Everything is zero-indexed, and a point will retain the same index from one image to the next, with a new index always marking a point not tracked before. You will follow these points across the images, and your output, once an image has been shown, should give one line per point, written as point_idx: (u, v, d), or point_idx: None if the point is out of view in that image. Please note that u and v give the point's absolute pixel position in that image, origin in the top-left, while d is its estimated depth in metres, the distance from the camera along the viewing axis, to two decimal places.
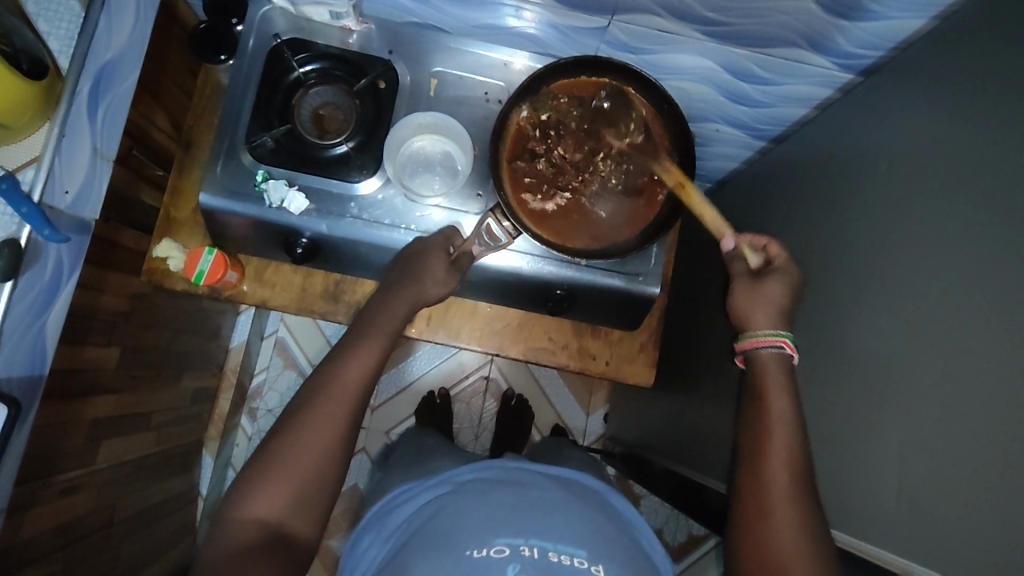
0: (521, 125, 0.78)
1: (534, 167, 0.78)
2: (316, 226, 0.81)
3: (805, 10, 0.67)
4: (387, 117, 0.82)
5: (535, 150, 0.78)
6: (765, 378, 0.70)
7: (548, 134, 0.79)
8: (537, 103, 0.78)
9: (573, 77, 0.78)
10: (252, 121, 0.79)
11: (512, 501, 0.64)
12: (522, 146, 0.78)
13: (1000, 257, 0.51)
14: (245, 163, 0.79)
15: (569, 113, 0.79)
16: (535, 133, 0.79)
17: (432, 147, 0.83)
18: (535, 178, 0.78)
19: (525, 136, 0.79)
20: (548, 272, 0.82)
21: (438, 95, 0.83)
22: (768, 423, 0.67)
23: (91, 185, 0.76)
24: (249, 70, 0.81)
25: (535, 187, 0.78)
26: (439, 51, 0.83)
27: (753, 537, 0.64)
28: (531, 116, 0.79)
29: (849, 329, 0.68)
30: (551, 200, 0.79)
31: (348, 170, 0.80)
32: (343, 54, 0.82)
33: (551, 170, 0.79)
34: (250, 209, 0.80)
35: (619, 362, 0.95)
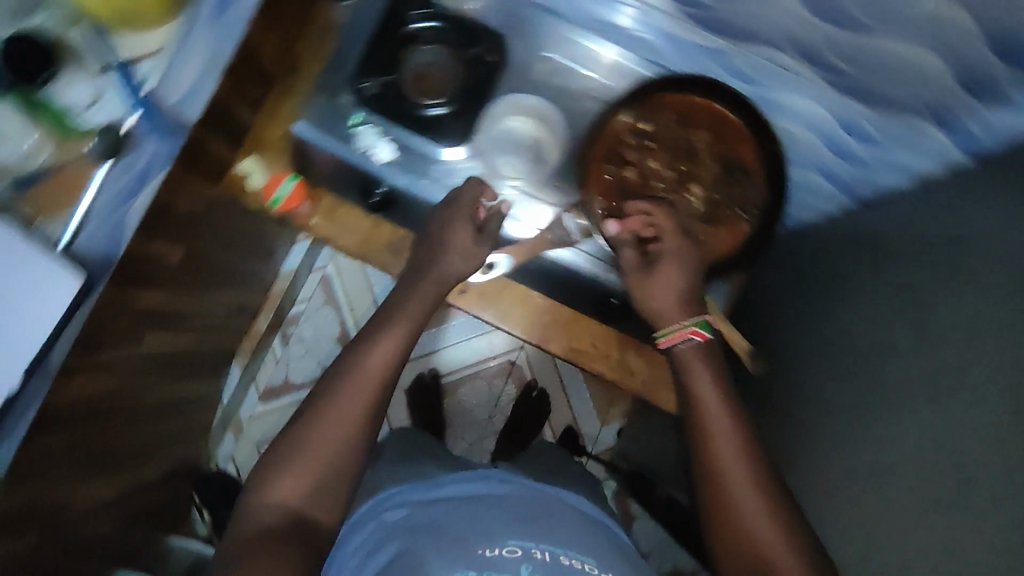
0: (618, 129, 0.78)
1: (623, 172, 0.78)
2: (396, 178, 0.83)
3: (938, 74, 0.67)
4: (488, 91, 0.83)
5: (626, 158, 0.78)
6: (693, 370, 0.70)
7: (645, 144, 0.78)
8: (639, 111, 0.77)
9: (679, 94, 0.78)
10: (359, 64, 0.81)
11: (513, 512, 0.71)
12: (615, 151, 0.78)
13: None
14: (344, 103, 0.82)
15: (669, 128, 0.79)
16: (630, 141, 0.78)
17: (523, 131, 0.86)
18: (621, 185, 0.77)
19: (620, 141, 0.78)
20: (608, 280, 0.81)
21: (541, 79, 0.86)
22: (718, 429, 0.68)
23: (204, 83, 0.77)
24: (368, 15, 0.82)
25: (618, 194, 0.77)
26: (551, 40, 0.87)
27: (733, 544, 0.65)
28: (630, 122, 0.78)
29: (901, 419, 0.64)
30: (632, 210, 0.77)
31: (439, 133, 0.82)
32: (462, 20, 0.83)
33: (637, 181, 0.78)
34: (338, 147, 0.81)
35: (656, 386, 0.93)
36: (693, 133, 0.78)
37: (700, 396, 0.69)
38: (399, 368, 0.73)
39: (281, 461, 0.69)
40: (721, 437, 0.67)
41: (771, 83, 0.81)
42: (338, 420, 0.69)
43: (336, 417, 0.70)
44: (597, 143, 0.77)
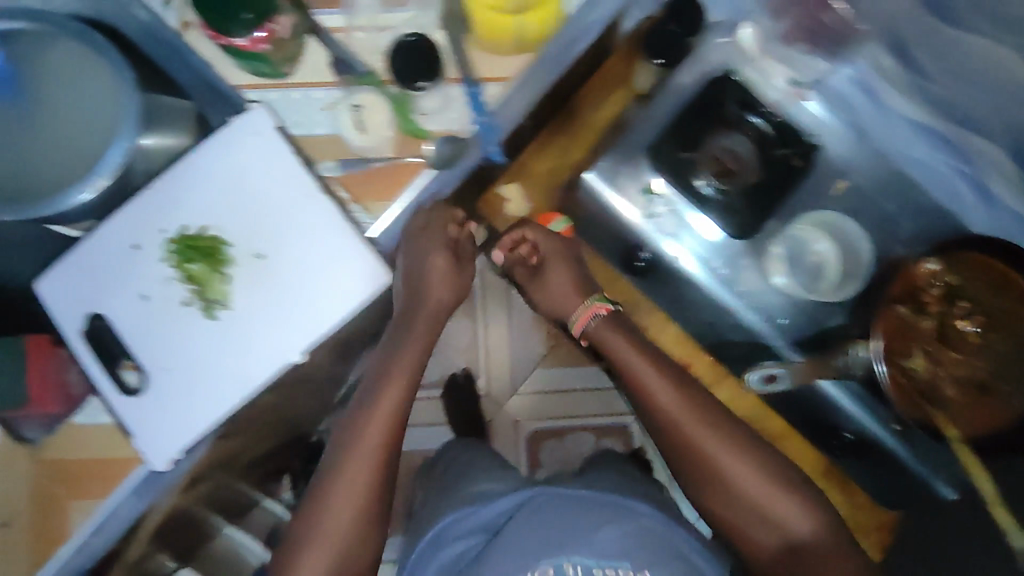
0: (919, 275, 0.77)
1: (920, 320, 0.76)
2: (666, 249, 0.84)
3: None
4: (785, 192, 0.80)
5: (924, 305, 0.76)
6: (604, 338, 0.72)
7: (952, 301, 0.75)
8: (950, 264, 0.75)
9: (992, 256, 0.72)
10: (665, 133, 0.81)
11: (553, 522, 0.68)
12: (911, 294, 0.76)
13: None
14: (641, 165, 0.84)
15: (991, 297, 0.73)
16: (932, 290, 0.76)
17: (818, 244, 0.81)
18: (908, 327, 0.76)
19: (919, 287, 0.77)
20: (847, 413, 0.85)
21: (841, 197, 0.82)
22: (693, 420, 0.67)
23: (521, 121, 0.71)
24: (689, 87, 0.81)
25: (902, 334, 0.76)
26: (862, 161, 0.82)
27: (707, 494, 0.67)
28: (934, 271, 0.76)
29: None
30: (913, 355, 0.75)
31: (725, 221, 0.81)
32: (781, 116, 0.80)
33: (932, 333, 0.76)
34: (619, 207, 0.84)
35: (854, 528, 0.88)
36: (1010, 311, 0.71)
37: (607, 346, 0.72)
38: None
39: (338, 439, 0.67)
40: (657, 406, 0.68)
41: None
42: (394, 385, 0.67)
43: (386, 378, 0.68)
44: (894, 281, 0.77)
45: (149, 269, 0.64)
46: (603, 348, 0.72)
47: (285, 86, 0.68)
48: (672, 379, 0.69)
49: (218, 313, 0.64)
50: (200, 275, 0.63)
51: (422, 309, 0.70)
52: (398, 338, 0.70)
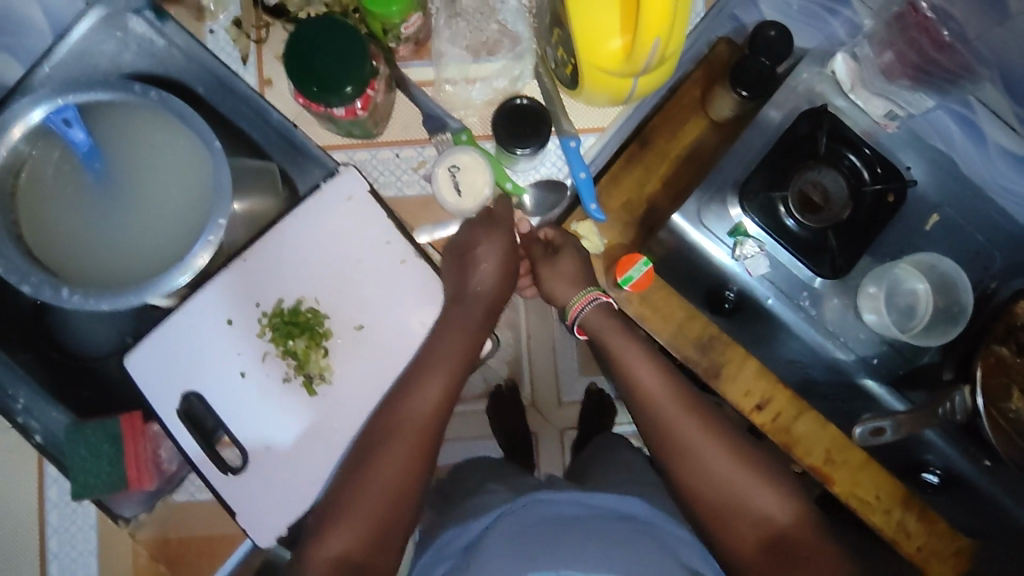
0: (1020, 312, 0.75)
1: (1013, 360, 0.75)
2: (755, 290, 0.81)
3: None
4: (877, 230, 0.77)
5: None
6: (605, 336, 0.70)
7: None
8: None
9: None
10: (755, 168, 0.78)
11: (553, 538, 0.61)
12: (1012, 333, 0.75)
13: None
14: (725, 201, 0.79)
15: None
16: None
17: (905, 281, 0.80)
18: (1009, 368, 0.74)
19: (1017, 324, 0.75)
20: (942, 449, 0.80)
21: (933, 232, 0.79)
22: (669, 401, 0.67)
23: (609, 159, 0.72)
24: (780, 122, 0.79)
25: (1003, 374, 0.74)
26: (956, 196, 0.78)
27: (704, 495, 0.64)
28: None
29: None
30: (1015, 396, 0.74)
31: (818, 262, 0.77)
32: (875, 152, 0.78)
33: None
34: (704, 243, 0.81)
35: (931, 556, 0.88)
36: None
37: (609, 347, 0.70)
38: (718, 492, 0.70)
39: (372, 429, 0.59)
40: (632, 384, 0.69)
41: None
42: (435, 373, 0.60)
43: (428, 363, 0.61)
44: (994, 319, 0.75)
45: (243, 343, 0.63)
46: (598, 340, 0.72)
47: (373, 146, 0.70)
48: (663, 372, 0.69)
49: (317, 389, 0.62)
50: (297, 350, 0.62)
51: (483, 298, 0.64)
52: (438, 330, 0.63)
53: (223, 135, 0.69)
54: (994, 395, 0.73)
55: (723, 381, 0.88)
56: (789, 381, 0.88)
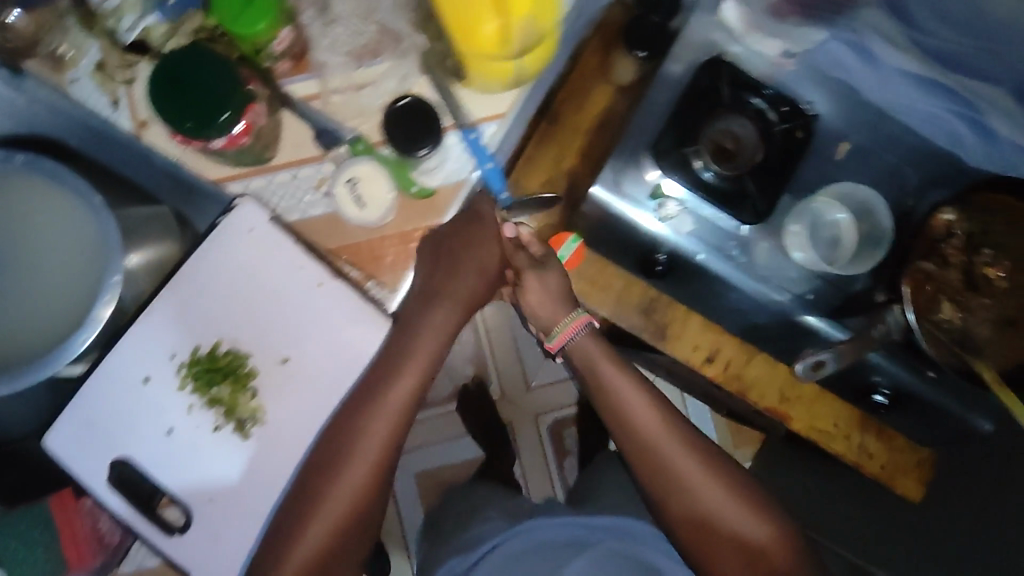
0: (936, 226, 0.77)
1: (935, 271, 0.76)
2: (684, 248, 0.81)
3: None
4: (792, 169, 0.78)
5: (946, 257, 0.76)
6: (593, 362, 0.68)
7: (968, 246, 0.75)
8: (967, 212, 0.75)
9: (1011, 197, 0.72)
10: (662, 128, 0.79)
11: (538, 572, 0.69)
12: (932, 248, 0.77)
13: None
14: (640, 165, 0.80)
15: (1006, 237, 0.74)
16: (951, 241, 0.76)
17: (828, 213, 0.81)
18: (934, 281, 0.76)
19: (936, 239, 0.77)
20: (889, 372, 0.80)
21: (846, 161, 0.80)
22: (653, 433, 0.65)
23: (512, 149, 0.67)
24: (679, 79, 0.80)
25: (929, 287, 0.76)
26: (868, 121, 0.78)
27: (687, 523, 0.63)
28: (953, 221, 0.76)
29: None
30: (944, 306, 0.75)
31: (740, 209, 0.78)
32: (777, 92, 0.78)
33: (954, 282, 0.76)
34: (627, 210, 0.81)
35: (894, 471, 0.90)
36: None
37: (598, 373, 0.68)
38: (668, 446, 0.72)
39: (325, 437, 0.59)
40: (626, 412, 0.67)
41: None
42: (403, 389, 0.61)
43: (394, 378, 0.61)
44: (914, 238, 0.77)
45: (166, 400, 0.60)
46: (587, 367, 0.69)
47: (275, 171, 0.65)
48: (652, 397, 0.68)
49: (250, 432, 0.60)
50: (221, 397, 0.59)
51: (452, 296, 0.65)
52: (395, 335, 0.62)
53: (126, 195, 0.71)
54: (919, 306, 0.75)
55: (670, 339, 0.91)
56: (731, 329, 0.90)
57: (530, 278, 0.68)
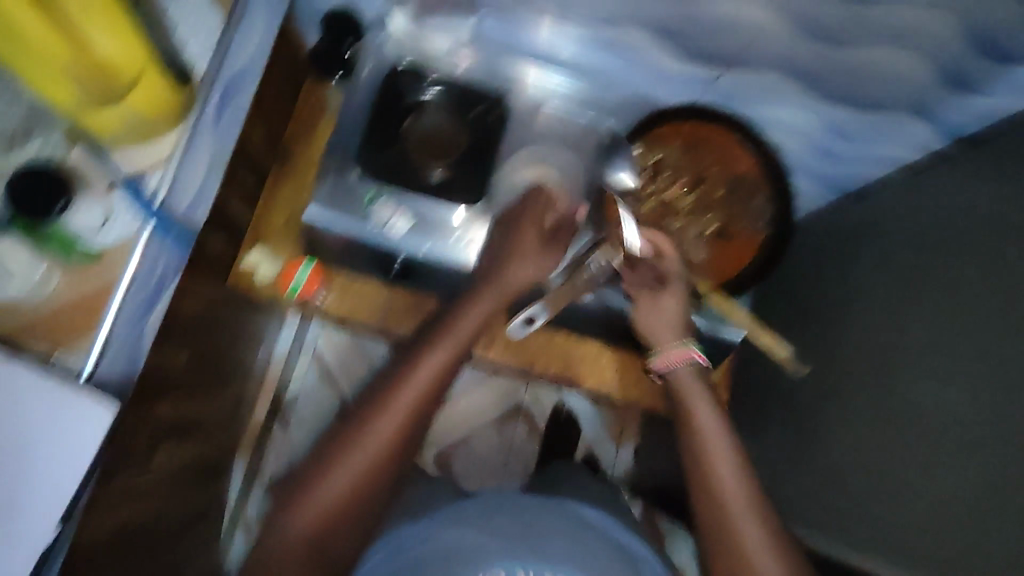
0: (630, 165, 0.81)
1: (639, 207, 0.81)
2: (412, 247, 0.81)
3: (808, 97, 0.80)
4: (495, 150, 0.82)
5: (641, 193, 0.82)
6: (683, 392, 0.74)
7: (657, 177, 0.82)
8: (649, 147, 0.81)
9: (676, 123, 0.81)
10: (364, 142, 0.80)
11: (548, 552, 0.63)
12: (631, 187, 0.81)
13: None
14: (351, 179, 0.80)
15: (682, 160, 0.81)
16: (643, 175, 0.82)
17: (537, 180, 0.82)
18: (642, 217, 0.81)
19: (633, 178, 0.81)
20: (632, 311, 0.81)
21: (546, 130, 0.84)
22: (738, 498, 0.66)
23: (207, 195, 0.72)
24: (365, 89, 0.82)
25: (642, 224, 0.79)
26: (549, 91, 0.84)
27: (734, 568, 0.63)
28: (640, 158, 0.81)
29: (906, 389, 0.64)
30: (656, 238, 0.80)
31: (451, 196, 0.81)
32: (457, 83, 0.82)
33: (654, 212, 0.82)
34: (346, 225, 0.80)
35: None
36: (700, 164, 0.81)
37: (694, 429, 0.71)
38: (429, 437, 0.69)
39: (325, 452, 0.66)
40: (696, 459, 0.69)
41: (763, 101, 0.82)
42: (406, 389, 0.67)
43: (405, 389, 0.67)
44: (613, 183, 0.80)
45: None
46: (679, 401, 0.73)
47: None
48: (746, 474, 0.67)
49: None
50: None
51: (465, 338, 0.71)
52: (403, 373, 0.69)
53: None
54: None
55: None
56: None
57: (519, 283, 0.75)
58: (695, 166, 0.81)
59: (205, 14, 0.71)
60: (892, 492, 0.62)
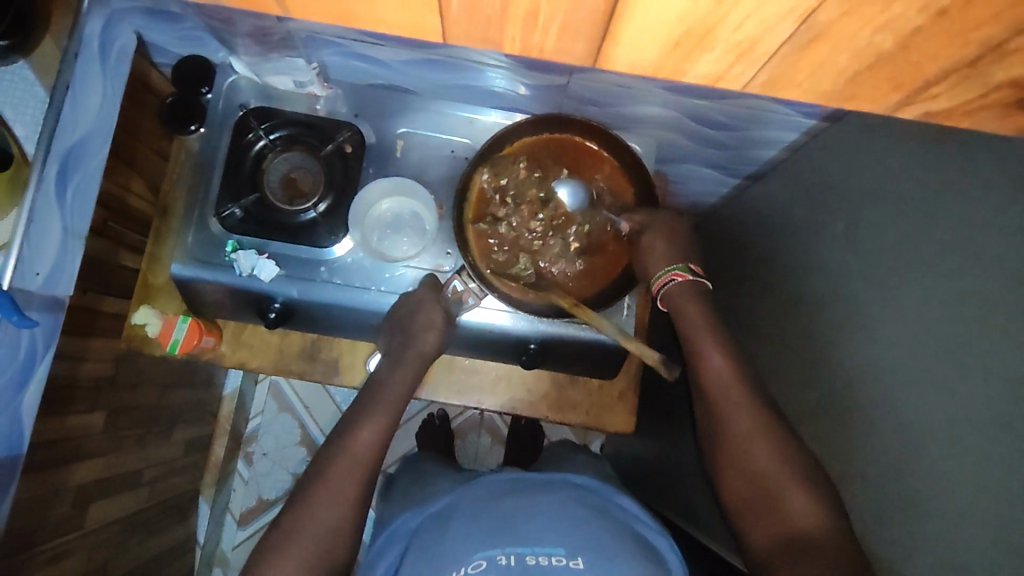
0: (482, 187, 0.78)
1: (494, 232, 0.78)
2: (286, 292, 0.80)
3: (658, 93, 0.78)
4: (355, 182, 0.82)
5: (496, 214, 0.78)
6: (681, 310, 0.73)
7: (507, 201, 0.79)
8: (497, 167, 0.78)
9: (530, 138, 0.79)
10: (221, 190, 0.80)
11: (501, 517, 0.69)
12: (486, 209, 0.78)
13: (997, 317, 0.47)
14: (214, 232, 0.80)
15: (526, 181, 0.79)
16: (496, 197, 0.79)
17: (400, 210, 0.82)
18: (501, 240, 0.78)
19: (487, 200, 0.78)
20: (524, 327, 0.81)
21: (405, 156, 0.84)
22: (736, 399, 0.68)
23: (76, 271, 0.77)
24: (220, 136, 0.82)
25: (500, 246, 0.78)
26: (406, 114, 0.83)
27: (740, 469, 0.66)
28: (491, 179, 0.78)
29: (847, 370, 0.63)
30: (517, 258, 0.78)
31: (318, 235, 0.81)
32: (309, 119, 0.82)
33: (511, 237, 0.79)
34: (220, 277, 0.80)
35: (599, 412, 0.95)
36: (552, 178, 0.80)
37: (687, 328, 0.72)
38: (352, 467, 0.69)
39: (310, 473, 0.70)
40: (703, 367, 0.71)
41: (621, 100, 0.81)
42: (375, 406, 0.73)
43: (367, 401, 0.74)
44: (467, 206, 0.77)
45: None
46: (676, 315, 0.74)
47: None
48: (737, 373, 0.69)
49: None
50: None
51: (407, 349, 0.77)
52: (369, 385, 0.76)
53: None
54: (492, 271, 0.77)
55: (342, 370, 0.94)
56: None
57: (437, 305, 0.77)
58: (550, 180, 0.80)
59: (31, 87, 0.73)
60: (837, 435, 0.64)
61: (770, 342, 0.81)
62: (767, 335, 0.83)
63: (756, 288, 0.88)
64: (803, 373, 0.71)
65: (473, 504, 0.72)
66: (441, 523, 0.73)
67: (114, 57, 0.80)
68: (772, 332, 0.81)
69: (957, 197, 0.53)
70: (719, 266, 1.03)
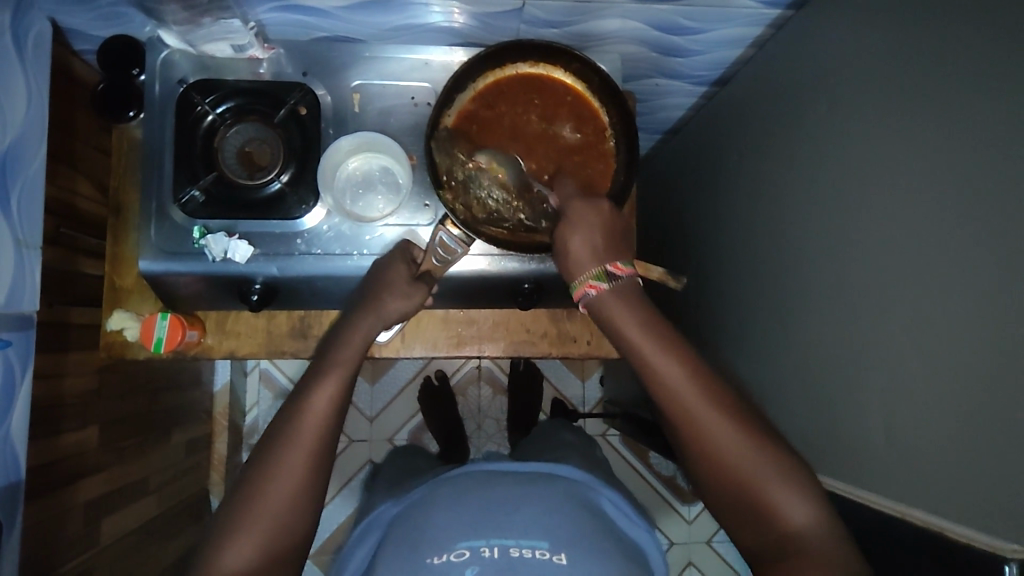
0: (456, 125, 0.76)
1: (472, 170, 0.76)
2: (266, 270, 0.78)
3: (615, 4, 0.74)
4: (317, 145, 0.78)
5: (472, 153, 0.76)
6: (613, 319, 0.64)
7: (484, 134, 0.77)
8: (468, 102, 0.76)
9: (507, 67, 0.76)
10: (177, 174, 0.76)
11: (476, 502, 0.68)
12: (461, 147, 0.76)
13: (985, 170, 0.47)
14: (177, 220, 0.76)
15: (503, 110, 0.77)
16: (472, 135, 0.76)
17: (369, 166, 0.78)
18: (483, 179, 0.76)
19: (463, 136, 0.76)
20: (514, 268, 0.80)
21: (364, 110, 0.80)
22: (686, 394, 0.62)
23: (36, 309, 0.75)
24: (162, 118, 0.77)
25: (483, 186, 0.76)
26: (357, 65, 0.79)
27: (716, 481, 0.61)
28: (463, 116, 0.76)
29: (851, 253, 0.62)
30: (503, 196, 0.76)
31: (288, 207, 0.77)
32: (255, 85, 0.77)
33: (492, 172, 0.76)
34: (193, 265, 0.76)
35: (600, 339, 0.95)
36: (530, 111, 0.77)
37: (649, 367, 0.63)
38: None
39: None
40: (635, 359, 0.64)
41: (580, 18, 0.77)
42: None
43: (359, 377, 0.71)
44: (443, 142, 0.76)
45: None
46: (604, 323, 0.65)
47: None
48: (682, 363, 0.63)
49: None
50: None
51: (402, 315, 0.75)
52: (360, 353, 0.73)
53: None
54: (463, 203, 0.75)
55: None
56: None
57: (398, 269, 0.74)
58: (531, 108, 0.77)
59: None
60: (841, 321, 0.64)
61: (757, 242, 0.81)
62: (753, 236, 0.83)
63: (735, 191, 0.88)
64: (796, 265, 0.72)
65: (450, 492, 0.70)
66: (421, 506, 0.71)
67: (31, 48, 0.73)
68: (758, 232, 0.81)
69: (935, 61, 0.52)
70: (695, 176, 1.02)
